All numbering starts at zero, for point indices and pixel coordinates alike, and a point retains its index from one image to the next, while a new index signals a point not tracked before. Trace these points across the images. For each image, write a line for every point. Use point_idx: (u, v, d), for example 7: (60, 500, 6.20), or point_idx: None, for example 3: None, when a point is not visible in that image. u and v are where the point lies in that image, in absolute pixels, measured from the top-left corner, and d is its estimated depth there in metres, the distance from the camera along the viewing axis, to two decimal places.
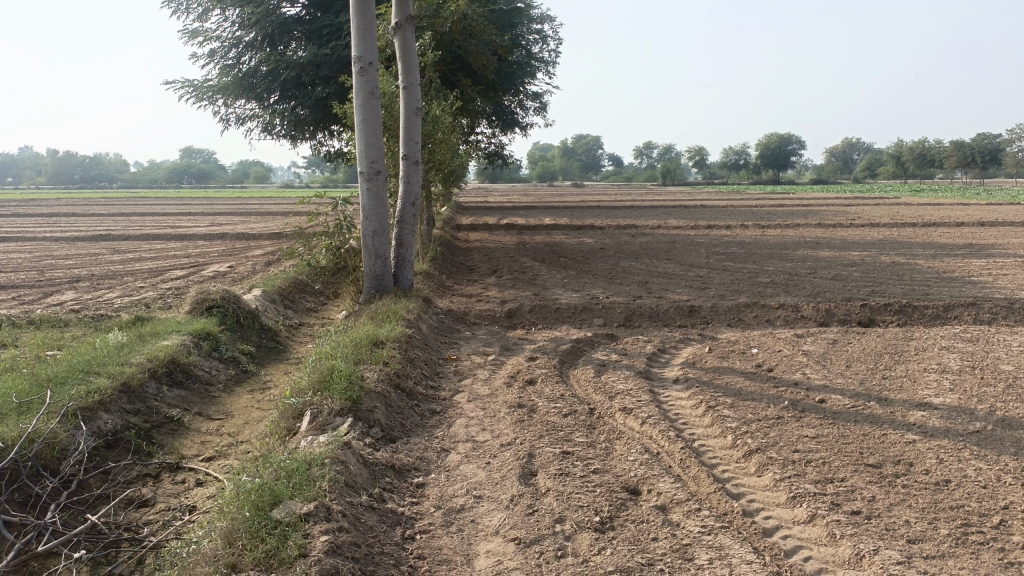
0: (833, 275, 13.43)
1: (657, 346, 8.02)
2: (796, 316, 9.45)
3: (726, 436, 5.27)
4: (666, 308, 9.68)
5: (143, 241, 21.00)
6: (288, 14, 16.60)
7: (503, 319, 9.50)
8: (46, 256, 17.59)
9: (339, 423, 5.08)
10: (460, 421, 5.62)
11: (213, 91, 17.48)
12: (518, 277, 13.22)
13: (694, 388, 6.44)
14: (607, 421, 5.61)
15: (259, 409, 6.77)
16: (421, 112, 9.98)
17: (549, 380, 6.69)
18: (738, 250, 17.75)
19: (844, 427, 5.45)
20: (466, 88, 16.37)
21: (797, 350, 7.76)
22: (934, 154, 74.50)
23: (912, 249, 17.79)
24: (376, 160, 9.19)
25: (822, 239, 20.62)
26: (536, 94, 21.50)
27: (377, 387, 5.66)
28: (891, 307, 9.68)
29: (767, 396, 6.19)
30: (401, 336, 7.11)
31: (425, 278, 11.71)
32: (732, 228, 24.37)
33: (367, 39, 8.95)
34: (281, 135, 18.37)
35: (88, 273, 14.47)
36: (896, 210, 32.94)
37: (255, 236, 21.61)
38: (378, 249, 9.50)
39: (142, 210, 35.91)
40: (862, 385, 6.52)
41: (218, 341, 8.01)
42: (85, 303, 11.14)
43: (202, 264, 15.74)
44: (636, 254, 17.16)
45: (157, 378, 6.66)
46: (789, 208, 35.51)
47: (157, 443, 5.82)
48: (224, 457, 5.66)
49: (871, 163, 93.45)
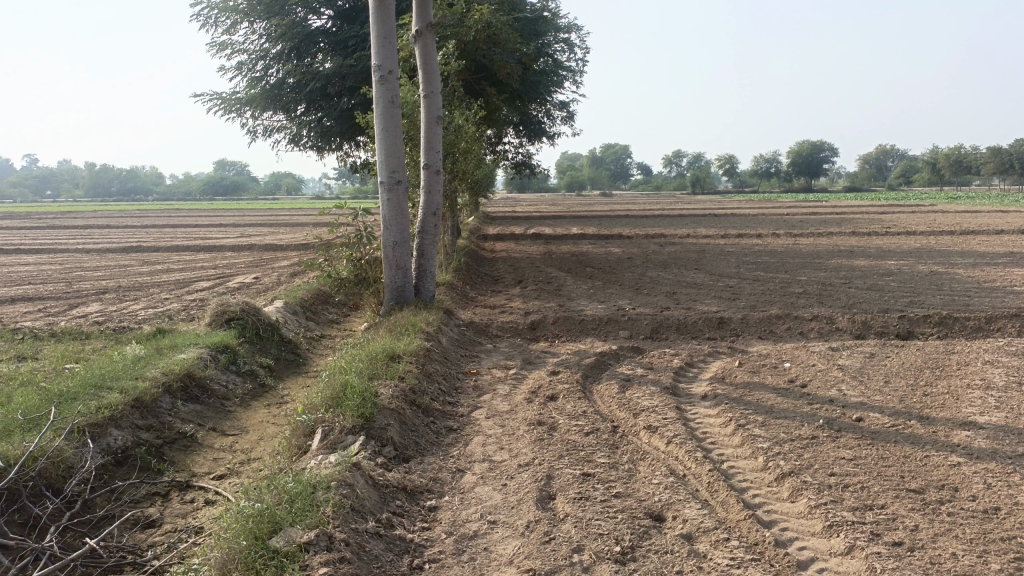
0: (868, 285, 13.00)
1: (685, 360, 7.74)
2: (830, 329, 9.11)
3: (757, 458, 4.99)
4: (695, 320, 9.39)
5: (172, 253, 21.14)
6: (315, 26, 16.58)
7: (526, 331, 9.28)
8: (77, 267, 17.75)
9: (350, 442, 4.89)
10: (477, 440, 5.40)
11: (240, 103, 17.54)
12: (542, 288, 13.00)
13: (723, 405, 6.16)
14: (630, 440, 5.36)
15: (273, 424, 6.61)
16: (442, 120, 9.82)
17: (571, 396, 6.45)
18: (770, 260, 17.36)
19: (883, 448, 5.14)
20: (491, 97, 16.22)
21: (831, 365, 7.43)
22: (972, 160, 72.99)
23: (950, 258, 17.26)
24: (396, 170, 9.04)
25: (857, 248, 20.12)
26: (563, 103, 21.32)
27: (391, 404, 5.47)
28: (930, 319, 9.29)
29: (800, 414, 5.89)
30: (419, 350, 6.91)
31: (448, 288, 11.53)
32: (763, 237, 23.94)
33: (387, 48, 8.80)
34: (308, 146, 18.37)
35: (115, 285, 14.54)
36: (933, 218, 32.26)
37: (283, 247, 21.67)
38: (399, 260, 9.33)
39: (175, 222, 36.36)
40: (901, 403, 6.19)
41: (236, 354, 7.89)
42: (109, 315, 11.14)
43: (228, 275, 15.76)
44: (664, 263, 16.86)
45: (172, 392, 6.54)
46: (823, 216, 34.90)
47: (168, 460, 5.69)
48: (234, 475, 5.49)
49: (905, 170, 91.87)
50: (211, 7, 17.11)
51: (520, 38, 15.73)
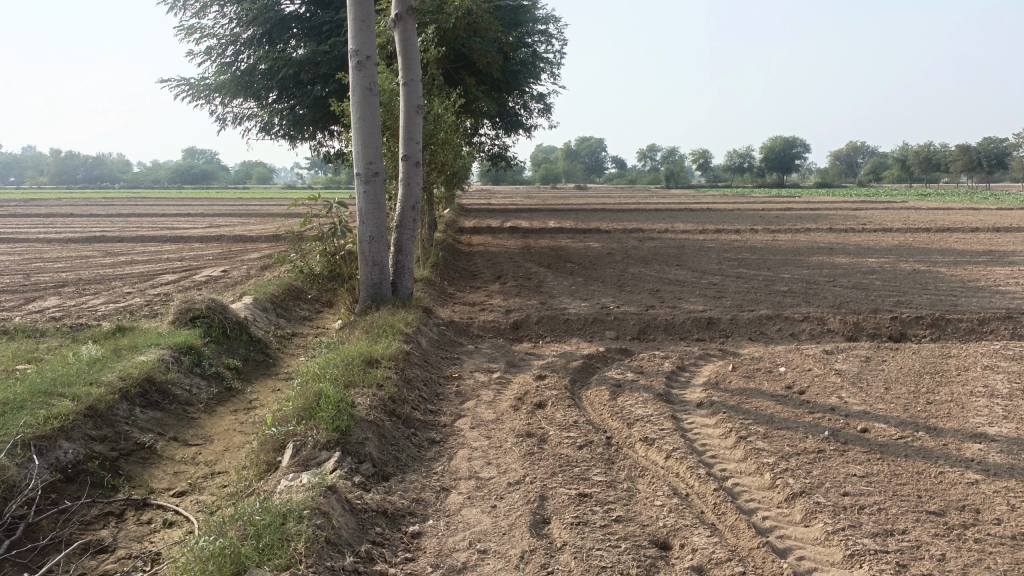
0: (853, 284, 12.80)
1: (675, 364, 7.40)
2: (821, 330, 8.83)
3: (763, 474, 4.66)
4: (683, 320, 9.06)
5: (135, 244, 20.36)
6: (287, 11, 16.00)
7: (508, 331, 8.89)
8: (35, 258, 17.00)
9: (324, 458, 4.49)
10: (462, 454, 5.01)
11: (209, 89, 16.90)
12: (523, 284, 12.61)
13: (721, 414, 5.82)
14: (626, 453, 5.01)
15: (241, 433, 6.16)
16: (422, 109, 9.37)
17: (560, 403, 6.07)
18: (751, 256, 17.16)
19: (895, 463, 4.84)
20: (470, 86, 15.76)
21: (829, 370, 7.14)
22: (940, 158, 73.84)
23: (931, 256, 17.16)
24: (373, 161, 8.59)
25: (836, 245, 19.98)
26: (541, 94, 20.94)
27: (369, 415, 5.04)
28: (922, 320, 9.04)
29: (803, 425, 5.58)
30: (398, 353, 6.49)
31: (425, 285, 11.10)
32: (741, 232, 23.77)
33: (365, 32, 8.32)
34: (280, 135, 17.78)
35: (75, 277, 13.89)
36: (908, 215, 32.35)
37: (253, 239, 21.02)
38: (376, 256, 8.87)
39: (141, 210, 35.39)
40: (906, 412, 5.90)
41: (201, 355, 7.41)
42: (67, 310, 10.55)
43: (195, 268, 15.16)
44: (645, 259, 16.56)
45: (130, 399, 6.07)
46: (797, 212, 34.85)
47: (124, 475, 5.22)
48: (196, 492, 5.05)
49: (875, 167, 92.98)
50: None
51: (500, 26, 15.31)
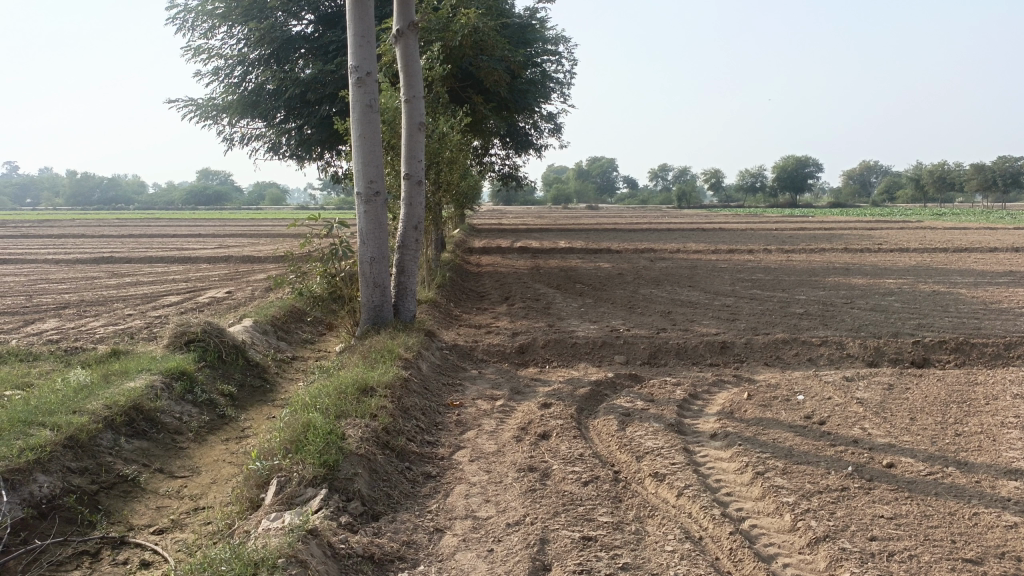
0: (871, 306, 12.42)
1: (687, 391, 7.06)
2: (840, 355, 8.48)
3: (784, 515, 4.32)
4: (695, 344, 8.72)
5: (143, 264, 20.21)
6: (295, 31, 15.90)
7: (514, 356, 8.57)
8: (40, 279, 16.86)
9: (310, 496, 4.20)
10: (459, 490, 4.69)
11: (217, 109, 16.79)
12: (531, 306, 12.31)
13: (737, 447, 5.48)
14: (635, 490, 4.68)
15: (230, 463, 5.87)
16: (425, 127, 9.15)
17: (566, 434, 5.74)
18: (765, 277, 16.81)
19: (925, 503, 4.49)
20: (477, 105, 15.57)
21: (849, 398, 6.78)
22: (955, 178, 73.25)
23: (950, 277, 16.76)
24: (375, 180, 8.35)
25: (852, 265, 19.58)
26: (551, 114, 20.77)
27: (360, 448, 4.74)
28: (946, 344, 8.66)
29: (824, 459, 5.23)
30: (396, 381, 6.19)
31: (430, 307, 10.83)
32: (755, 252, 23.41)
33: (365, 48, 8.11)
34: (288, 155, 17.63)
35: (78, 299, 13.68)
36: (924, 234, 31.87)
37: (261, 260, 20.84)
38: (377, 278, 8.60)
39: (153, 231, 35.41)
40: (933, 444, 5.55)
41: (194, 381, 7.13)
42: (65, 333, 10.32)
43: (200, 289, 14.95)
44: (657, 280, 16.24)
45: (115, 428, 5.80)
46: (812, 231, 34.45)
47: (103, 510, 4.94)
48: (177, 530, 4.76)
49: (889, 186, 92.50)
50: (188, 10, 16.37)
51: (509, 45, 15.14)
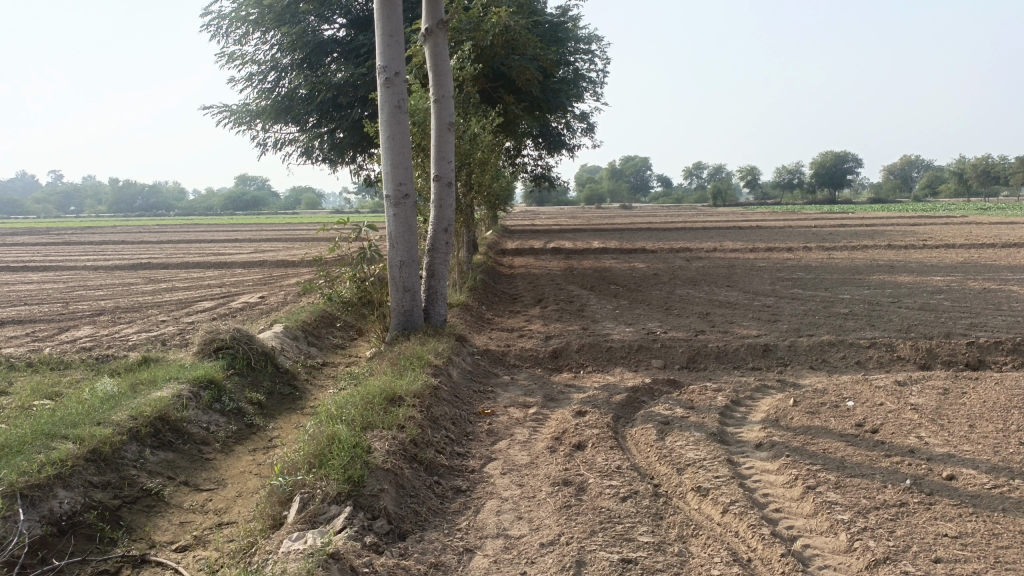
0: (919, 304, 11.95)
1: (729, 398, 6.75)
2: (890, 358, 8.08)
3: (838, 535, 4.02)
4: (736, 347, 8.39)
5: (179, 270, 20.34)
6: (326, 34, 15.85)
7: (547, 361, 8.33)
8: (79, 285, 17.02)
9: (334, 514, 4.00)
10: (490, 506, 4.47)
11: (250, 115, 16.81)
12: (564, 308, 12.05)
13: (784, 458, 5.18)
14: (676, 506, 4.42)
15: (256, 475, 5.71)
16: (454, 127, 8.94)
17: (602, 444, 5.48)
18: (806, 276, 16.37)
19: (993, 521, 4.15)
20: (509, 105, 15.36)
21: (903, 404, 6.42)
22: (999, 171, 71.35)
23: (1000, 273, 16.12)
24: (403, 182, 8.17)
25: (896, 262, 18.98)
26: (583, 114, 20.49)
27: (386, 462, 4.54)
28: (1002, 345, 8.21)
29: (879, 471, 4.90)
30: (425, 389, 5.98)
31: (461, 310, 10.63)
32: (795, 250, 22.86)
33: (393, 48, 7.92)
34: (320, 159, 17.60)
35: (114, 305, 13.74)
36: (970, 229, 30.97)
37: (295, 264, 20.86)
38: (406, 282, 8.42)
39: (191, 237, 35.85)
40: (997, 455, 5.18)
41: (222, 390, 7.00)
42: (99, 340, 10.31)
43: (233, 295, 14.95)
44: (693, 280, 15.88)
45: (139, 439, 5.68)
46: (853, 228, 33.67)
47: (125, 526, 4.81)
48: (199, 547, 4.60)
49: (931, 181, 90.44)
50: (221, 17, 16.42)
51: (540, 43, 14.90)
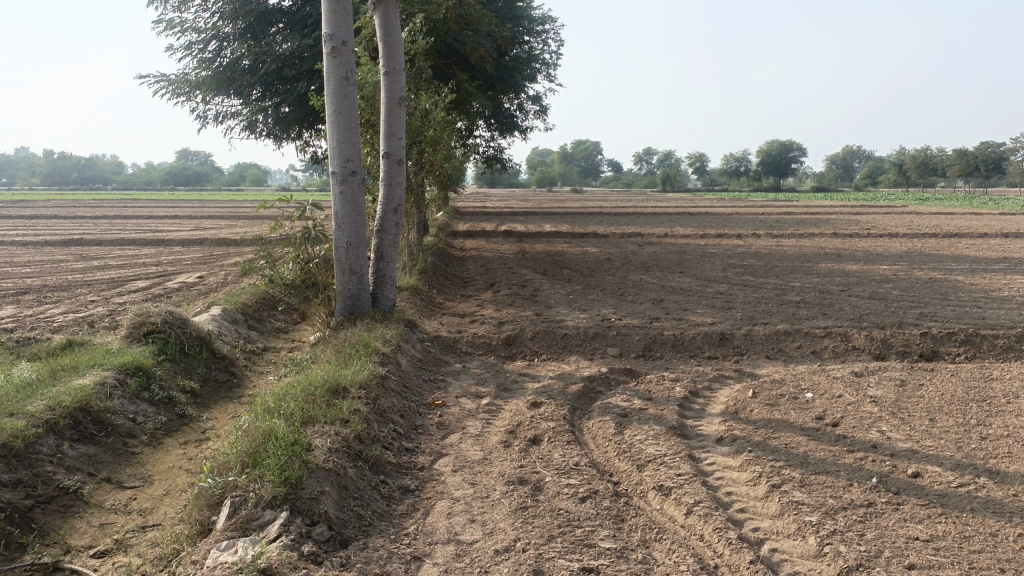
0: (869, 293, 12.00)
1: (688, 389, 6.56)
2: (845, 348, 8.01)
3: (807, 539, 3.83)
4: (693, 336, 8.21)
5: (114, 247, 19.39)
6: (272, 3, 15.14)
7: (500, 348, 8.03)
8: (3, 262, 16.06)
9: (268, 520, 3.65)
10: (440, 507, 4.17)
11: (190, 85, 16.01)
12: (517, 293, 11.77)
13: (747, 454, 4.99)
14: (637, 508, 4.18)
15: (186, 471, 5.31)
16: (405, 102, 8.52)
17: (558, 438, 5.22)
18: (756, 263, 16.39)
19: (962, 522, 4.01)
20: (462, 82, 14.94)
21: (863, 397, 6.31)
22: (938, 163, 73.39)
23: (944, 263, 16.37)
24: (351, 159, 7.74)
25: (844, 251, 19.18)
26: (537, 95, 20.16)
27: (327, 462, 4.20)
28: (955, 336, 8.21)
29: (844, 468, 4.74)
30: (372, 380, 5.63)
31: (411, 294, 10.26)
32: (744, 237, 22.98)
33: (341, 14, 7.46)
34: (264, 134, 16.90)
35: (40, 283, 12.94)
36: (912, 219, 31.68)
37: (237, 243, 20.09)
38: (353, 264, 8.01)
39: (127, 211, 34.39)
40: (960, 451, 5.07)
41: (152, 378, 6.52)
42: (21, 321, 9.63)
43: (169, 274, 14.25)
44: (646, 265, 15.75)
45: (57, 432, 5.21)
46: (801, 216, 34.10)
47: (37, 530, 4.37)
48: (120, 553, 4.20)
49: (872, 171, 92.71)
50: None
51: (495, 20, 14.48)
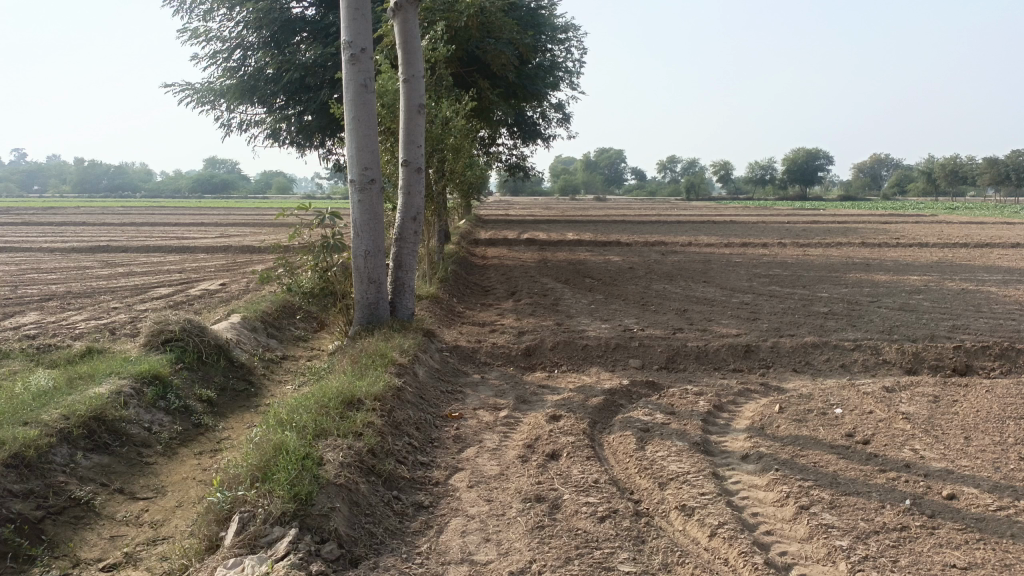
0: (899, 305, 11.73)
1: (712, 402, 6.39)
2: (875, 361, 7.78)
3: (837, 565, 3.65)
4: (717, 348, 8.03)
5: (138, 254, 19.53)
6: (295, 12, 15.19)
7: (520, 359, 7.90)
8: (30, 269, 16.21)
9: (277, 537, 3.55)
10: (455, 525, 4.04)
11: (215, 94, 16.10)
12: (538, 302, 11.63)
13: (773, 472, 4.81)
14: (659, 529, 4.02)
15: (199, 483, 5.22)
16: (424, 109, 8.45)
17: (578, 453, 5.08)
18: (782, 272, 16.16)
19: (1001, 549, 3.81)
20: (484, 90, 14.89)
21: (894, 413, 6.09)
22: (968, 173, 72.29)
23: (975, 273, 16.02)
24: (369, 167, 7.66)
25: (872, 261, 18.86)
26: (559, 103, 20.09)
27: (339, 476, 4.09)
28: (989, 350, 7.95)
29: (875, 489, 4.54)
30: (388, 391, 5.52)
31: (431, 303, 10.17)
32: (770, 246, 22.69)
33: (360, 21, 7.40)
34: (287, 142, 16.94)
35: (65, 290, 13.03)
36: (942, 228, 31.17)
37: (260, 251, 20.15)
38: (371, 273, 7.93)
39: (154, 219, 34.75)
40: (997, 471, 4.85)
41: (168, 387, 6.47)
42: (43, 328, 9.65)
43: (192, 281, 14.29)
44: (669, 274, 15.56)
45: (70, 441, 5.15)
46: (827, 225, 33.66)
47: (47, 542, 4.30)
48: (129, 567, 4.11)
49: (900, 180, 91.58)
50: None
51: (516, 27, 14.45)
